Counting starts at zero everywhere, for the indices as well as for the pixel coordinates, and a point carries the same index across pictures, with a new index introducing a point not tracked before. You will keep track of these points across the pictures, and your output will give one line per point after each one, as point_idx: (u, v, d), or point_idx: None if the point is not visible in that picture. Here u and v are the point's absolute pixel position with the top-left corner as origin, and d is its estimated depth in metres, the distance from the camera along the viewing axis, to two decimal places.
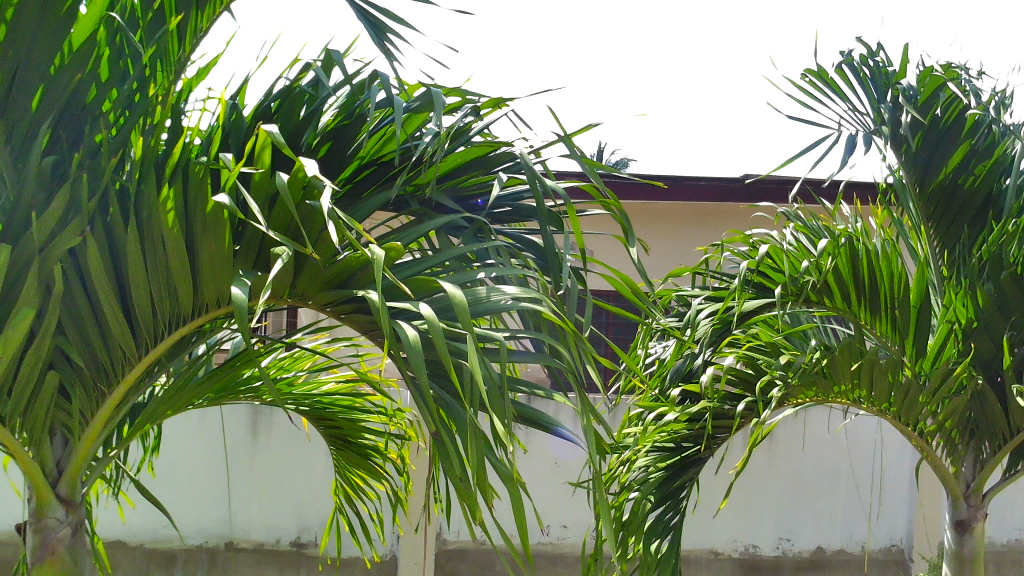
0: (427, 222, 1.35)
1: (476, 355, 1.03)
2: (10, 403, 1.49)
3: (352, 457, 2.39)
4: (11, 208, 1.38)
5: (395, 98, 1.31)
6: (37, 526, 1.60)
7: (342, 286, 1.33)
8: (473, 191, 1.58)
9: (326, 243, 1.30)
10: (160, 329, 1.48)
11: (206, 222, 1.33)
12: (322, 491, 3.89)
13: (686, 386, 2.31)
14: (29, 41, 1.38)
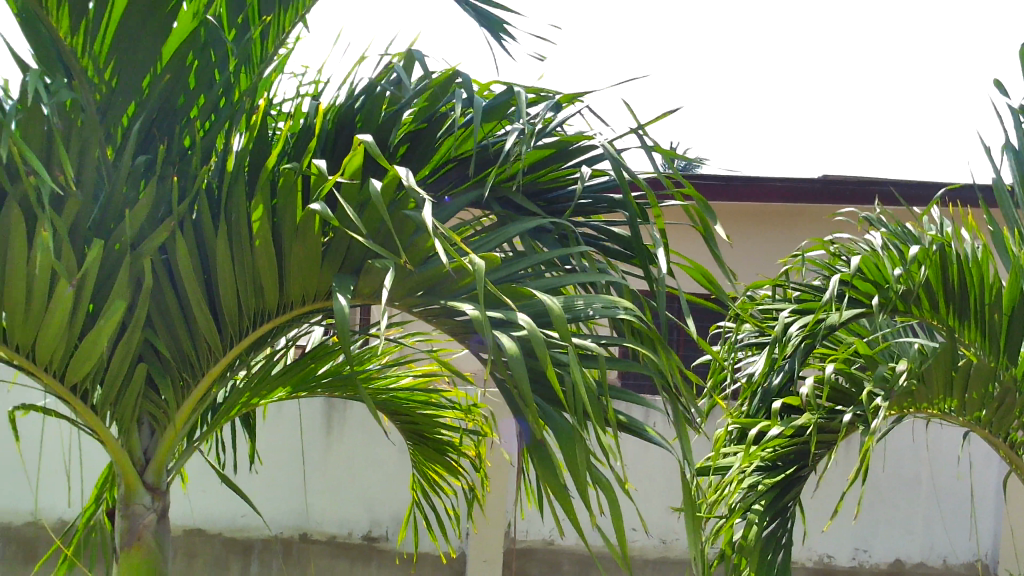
0: (515, 227, 1.35)
1: (578, 366, 1.05)
2: (102, 393, 1.56)
3: (431, 449, 2.43)
4: (105, 206, 1.44)
5: (477, 99, 1.31)
6: (126, 511, 1.67)
7: (432, 292, 1.34)
8: (556, 185, 1.57)
9: (417, 248, 1.31)
10: (244, 326, 1.52)
11: (297, 226, 1.35)
12: (392, 485, 3.94)
13: (788, 399, 2.23)
14: (129, 45, 1.44)
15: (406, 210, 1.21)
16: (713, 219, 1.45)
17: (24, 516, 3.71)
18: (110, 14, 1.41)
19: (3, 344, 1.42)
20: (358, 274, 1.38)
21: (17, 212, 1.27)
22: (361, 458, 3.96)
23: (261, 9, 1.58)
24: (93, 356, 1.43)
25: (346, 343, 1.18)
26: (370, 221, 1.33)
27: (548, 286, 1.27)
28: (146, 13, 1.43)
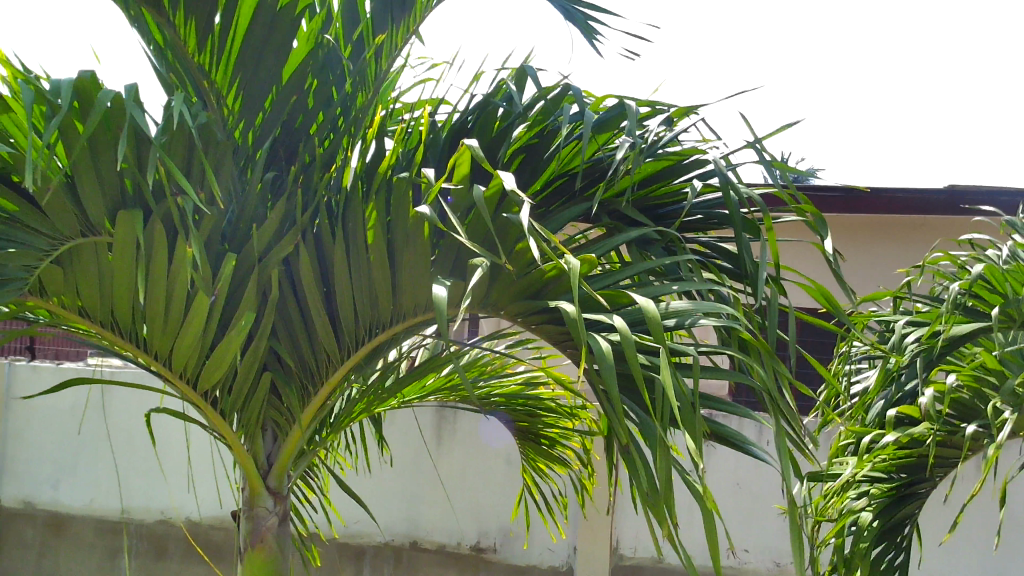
0: (620, 235, 1.34)
1: (669, 370, 1.03)
2: (230, 398, 1.65)
3: (536, 442, 2.45)
4: (236, 222, 1.53)
5: (585, 113, 1.32)
6: (250, 513, 1.75)
7: (535, 296, 1.35)
8: (668, 201, 1.55)
9: (521, 254, 1.32)
10: (361, 336, 1.57)
11: (408, 234, 1.39)
12: (500, 498, 3.95)
13: (903, 408, 2.06)
14: (254, 65, 1.53)
15: (508, 214, 1.22)
16: (826, 234, 1.39)
17: (156, 515, 3.92)
18: (234, 32, 1.48)
19: (145, 351, 1.55)
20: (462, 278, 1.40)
21: (158, 227, 1.36)
22: (470, 470, 4.00)
23: (375, 27, 1.64)
24: (223, 364, 1.54)
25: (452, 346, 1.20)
26: (473, 230, 1.35)
27: (649, 294, 1.25)
28: (266, 31, 1.49)
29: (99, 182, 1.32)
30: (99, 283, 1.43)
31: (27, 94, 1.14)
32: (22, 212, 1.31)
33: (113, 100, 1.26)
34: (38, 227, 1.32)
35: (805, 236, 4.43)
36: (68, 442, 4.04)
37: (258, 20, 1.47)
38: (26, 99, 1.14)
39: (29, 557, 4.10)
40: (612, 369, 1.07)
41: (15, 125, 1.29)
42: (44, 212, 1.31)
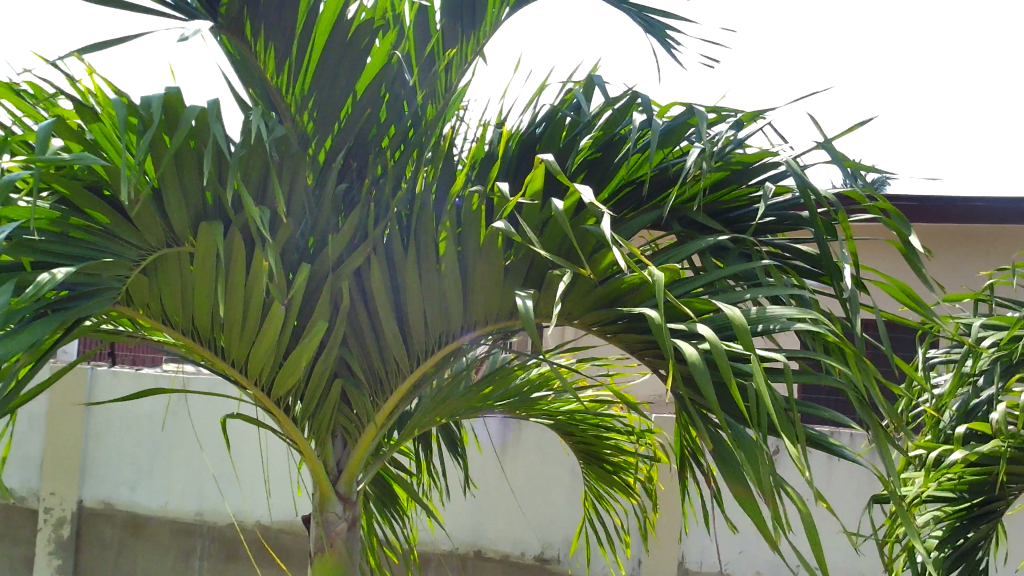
0: (694, 242, 1.33)
1: (762, 376, 1.02)
2: (302, 404, 1.69)
3: (603, 467, 2.42)
4: (309, 233, 1.57)
5: (653, 121, 1.30)
6: (321, 518, 1.78)
7: (614, 302, 1.34)
8: (741, 205, 1.54)
9: (601, 261, 1.32)
10: (432, 345, 1.59)
11: (480, 250, 1.40)
12: (565, 509, 3.91)
13: (974, 423, 1.91)
14: (329, 80, 1.57)
15: (588, 227, 1.21)
16: (908, 229, 1.35)
17: (228, 517, 3.99)
18: (310, 56, 1.54)
19: (223, 359, 1.61)
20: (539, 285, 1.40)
21: (238, 238, 1.40)
22: (534, 480, 3.98)
23: (446, 41, 1.66)
24: (297, 371, 1.57)
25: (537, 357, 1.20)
26: (549, 239, 1.35)
27: (732, 300, 1.24)
28: (341, 51, 1.54)
29: (184, 194, 1.37)
30: (182, 294, 1.48)
31: (119, 109, 1.17)
32: (115, 224, 1.34)
33: (198, 115, 1.31)
34: (129, 239, 1.35)
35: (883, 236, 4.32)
36: (148, 444, 4.17)
37: (333, 41, 1.53)
38: (118, 114, 1.17)
39: (108, 556, 4.23)
40: (703, 376, 1.06)
41: (108, 139, 1.31)
42: (136, 224, 1.35)
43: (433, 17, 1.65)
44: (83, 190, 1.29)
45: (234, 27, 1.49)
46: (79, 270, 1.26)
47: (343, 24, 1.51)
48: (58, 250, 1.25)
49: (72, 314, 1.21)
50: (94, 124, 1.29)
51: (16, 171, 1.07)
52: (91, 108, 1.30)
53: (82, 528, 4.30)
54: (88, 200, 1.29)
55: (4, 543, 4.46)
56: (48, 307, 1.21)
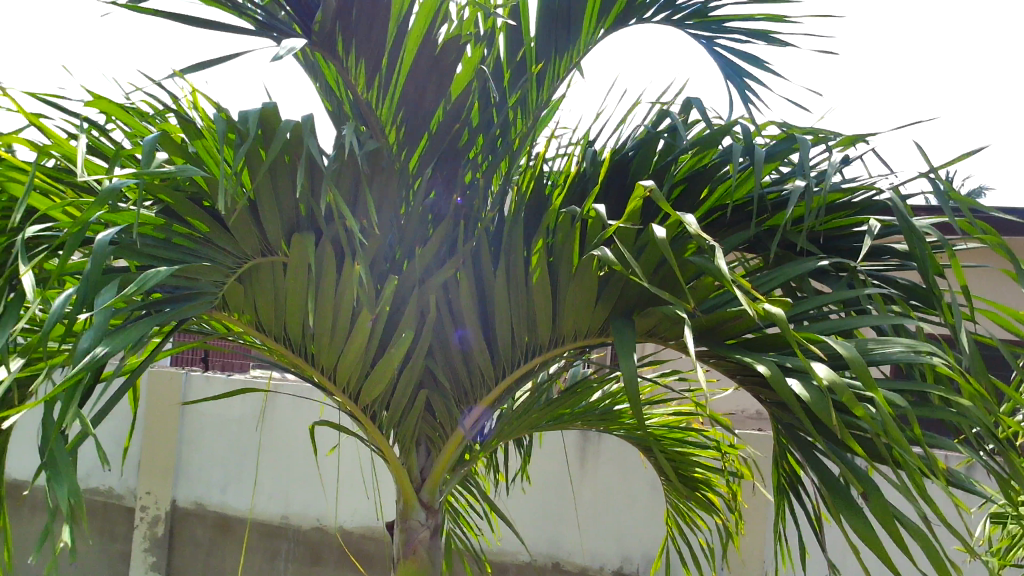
0: (794, 267, 1.31)
1: (884, 406, 1.02)
2: (388, 413, 1.73)
3: (686, 485, 2.33)
4: (398, 245, 1.61)
5: (755, 150, 1.28)
6: (404, 525, 1.82)
7: (709, 335, 1.33)
8: (843, 232, 1.50)
9: (700, 288, 1.35)
10: (518, 357, 1.61)
11: (573, 277, 1.41)
12: (649, 524, 3.80)
13: None
14: (419, 95, 1.60)
15: (696, 260, 1.20)
16: (1019, 260, 1.27)
17: (312, 521, 4.06)
18: (400, 68, 1.55)
19: (313, 365, 1.65)
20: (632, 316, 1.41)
21: (330, 249, 1.44)
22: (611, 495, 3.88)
23: (537, 55, 1.66)
24: (384, 378, 1.61)
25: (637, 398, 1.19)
26: (648, 261, 1.36)
27: (837, 327, 1.21)
28: (431, 67, 1.57)
29: (279, 206, 1.42)
30: (277, 303, 1.53)
31: (218, 123, 1.22)
32: (214, 233, 1.39)
33: (293, 129, 1.34)
34: (226, 247, 1.41)
35: (989, 258, 4.13)
36: (237, 447, 4.30)
37: (423, 56, 1.55)
38: (217, 128, 1.22)
39: (197, 555, 4.35)
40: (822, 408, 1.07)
41: (208, 152, 1.36)
42: (233, 233, 1.40)
43: (526, 34, 1.64)
44: (185, 200, 1.34)
45: (325, 42, 1.47)
46: (177, 273, 1.31)
47: (430, 39, 1.53)
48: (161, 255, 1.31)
49: (184, 313, 1.27)
50: (197, 139, 1.35)
51: (125, 179, 1.13)
52: (195, 124, 1.36)
53: (174, 526, 4.42)
54: (189, 210, 1.36)
55: (102, 540, 4.64)
56: (150, 306, 1.25)
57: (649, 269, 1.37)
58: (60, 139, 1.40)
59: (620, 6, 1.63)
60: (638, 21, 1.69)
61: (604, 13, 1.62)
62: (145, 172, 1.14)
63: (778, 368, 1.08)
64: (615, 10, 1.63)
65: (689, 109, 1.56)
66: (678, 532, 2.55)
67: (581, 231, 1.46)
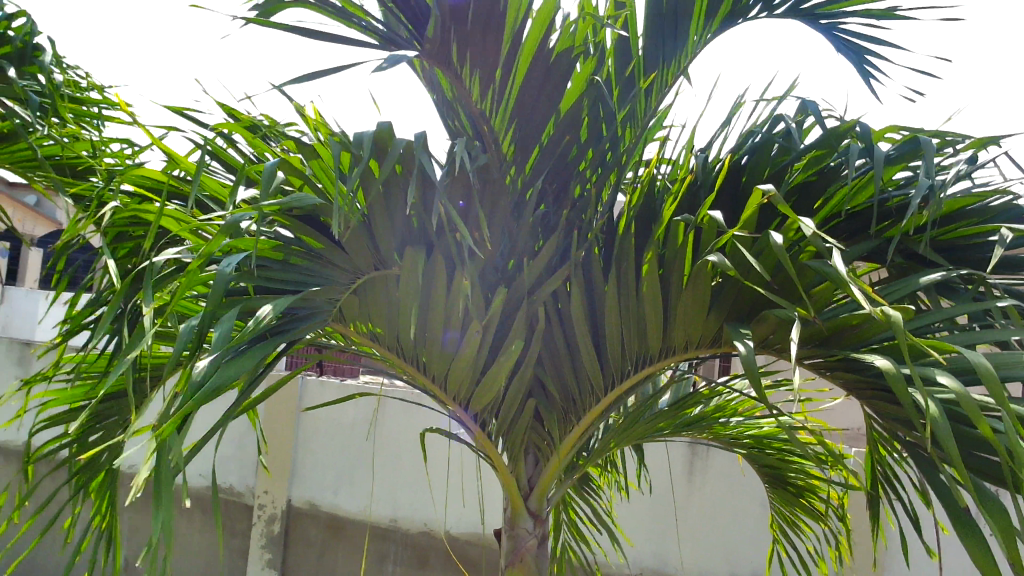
0: (920, 277, 1.25)
1: (1016, 425, 0.97)
2: (498, 421, 1.74)
3: (790, 492, 2.22)
4: (508, 255, 1.62)
5: (877, 152, 1.23)
6: (512, 532, 1.83)
7: (826, 343, 1.29)
8: (974, 243, 1.42)
9: (820, 294, 1.30)
10: (627, 367, 1.59)
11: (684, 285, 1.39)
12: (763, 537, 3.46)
13: None
14: (532, 106, 1.60)
15: (814, 263, 1.16)
16: None
17: (419, 525, 4.05)
18: (514, 76, 1.54)
19: (424, 373, 1.68)
20: (747, 321, 1.38)
21: (441, 259, 1.46)
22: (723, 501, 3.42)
23: (646, 66, 1.64)
24: (494, 387, 1.62)
25: (754, 384, 1.17)
26: (762, 268, 1.31)
27: (966, 341, 1.16)
28: (544, 76, 1.56)
29: (393, 221, 1.44)
30: (389, 312, 1.56)
31: (334, 146, 1.23)
32: (326, 249, 1.43)
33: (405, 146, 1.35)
34: (341, 264, 1.45)
35: None
36: (345, 452, 4.30)
37: (536, 66, 1.54)
38: (332, 150, 1.24)
39: (310, 553, 4.37)
40: (948, 425, 1.02)
41: (323, 172, 1.40)
42: (347, 249, 1.44)
43: (634, 43, 1.64)
44: (295, 219, 1.39)
45: (438, 56, 1.45)
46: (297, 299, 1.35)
47: (544, 49, 1.52)
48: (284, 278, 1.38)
49: (294, 335, 1.29)
50: (314, 158, 1.38)
51: (246, 213, 1.16)
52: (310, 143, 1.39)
53: (290, 525, 4.44)
54: (301, 228, 1.41)
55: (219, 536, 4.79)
56: (268, 333, 1.28)
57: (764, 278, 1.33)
58: (183, 155, 1.47)
59: (726, 9, 1.57)
60: (744, 20, 1.63)
61: (709, 19, 1.58)
62: (265, 203, 1.16)
63: (901, 370, 1.03)
64: (722, 11, 1.57)
65: (807, 113, 1.51)
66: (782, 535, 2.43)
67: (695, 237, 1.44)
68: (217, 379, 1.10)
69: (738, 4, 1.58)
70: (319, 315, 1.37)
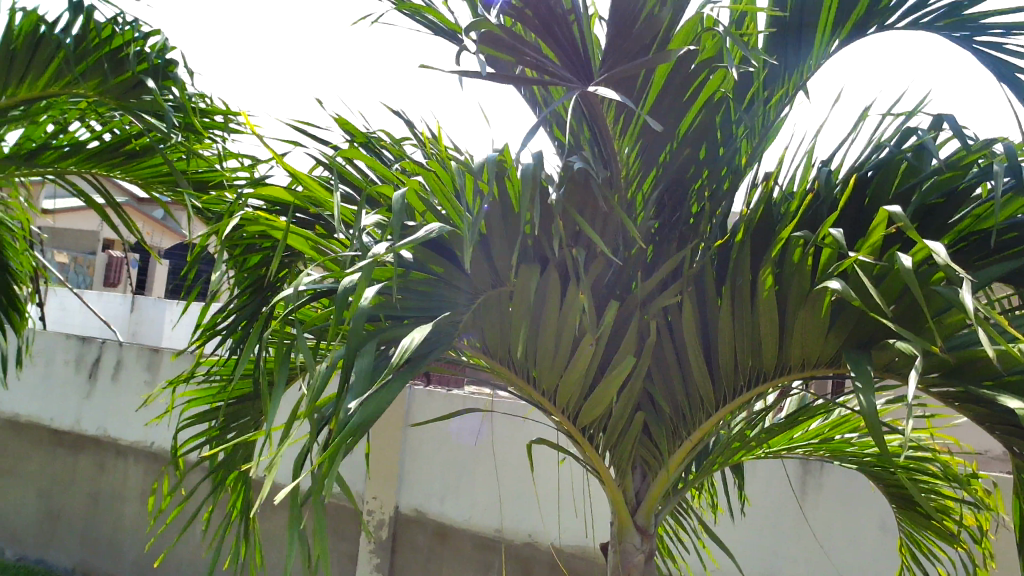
0: None
1: None
2: (606, 435, 1.74)
3: (918, 513, 2.05)
4: (620, 271, 1.62)
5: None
6: (619, 546, 1.82)
7: (956, 375, 1.24)
8: None
9: (948, 325, 1.24)
10: (740, 384, 1.57)
11: (808, 305, 1.36)
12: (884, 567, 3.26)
13: None
14: (658, 123, 1.58)
15: (943, 290, 1.13)
16: None
17: (524, 536, 4.06)
18: (650, 90, 1.55)
19: (533, 387, 1.69)
20: (866, 350, 1.34)
21: (556, 274, 1.47)
22: (844, 520, 3.16)
23: (766, 81, 1.65)
24: (603, 401, 1.61)
25: (877, 432, 1.18)
26: (886, 296, 1.27)
27: None
28: (681, 88, 1.55)
29: (510, 237, 1.48)
30: (501, 328, 1.58)
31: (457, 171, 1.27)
32: (447, 273, 1.47)
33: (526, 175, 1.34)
34: (461, 287, 1.49)
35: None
36: (454, 461, 4.35)
37: (669, 86, 1.54)
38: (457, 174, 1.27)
39: (417, 560, 4.43)
40: None
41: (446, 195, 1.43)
42: (470, 274, 1.48)
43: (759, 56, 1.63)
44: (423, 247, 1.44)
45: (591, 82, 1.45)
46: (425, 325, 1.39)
47: (683, 63, 1.52)
48: (413, 306, 1.44)
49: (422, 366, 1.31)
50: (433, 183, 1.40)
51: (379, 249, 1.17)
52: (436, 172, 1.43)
53: (398, 530, 4.51)
54: (429, 256, 1.45)
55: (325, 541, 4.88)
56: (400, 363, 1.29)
57: (887, 306, 1.28)
58: (307, 175, 1.53)
59: (862, 6, 1.51)
60: (879, 28, 1.56)
61: (840, 18, 1.53)
62: (399, 238, 1.17)
63: None
64: (855, 13, 1.52)
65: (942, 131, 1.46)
66: (913, 559, 2.24)
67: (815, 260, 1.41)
68: (361, 414, 1.16)
69: (878, 4, 1.51)
70: (444, 340, 1.38)
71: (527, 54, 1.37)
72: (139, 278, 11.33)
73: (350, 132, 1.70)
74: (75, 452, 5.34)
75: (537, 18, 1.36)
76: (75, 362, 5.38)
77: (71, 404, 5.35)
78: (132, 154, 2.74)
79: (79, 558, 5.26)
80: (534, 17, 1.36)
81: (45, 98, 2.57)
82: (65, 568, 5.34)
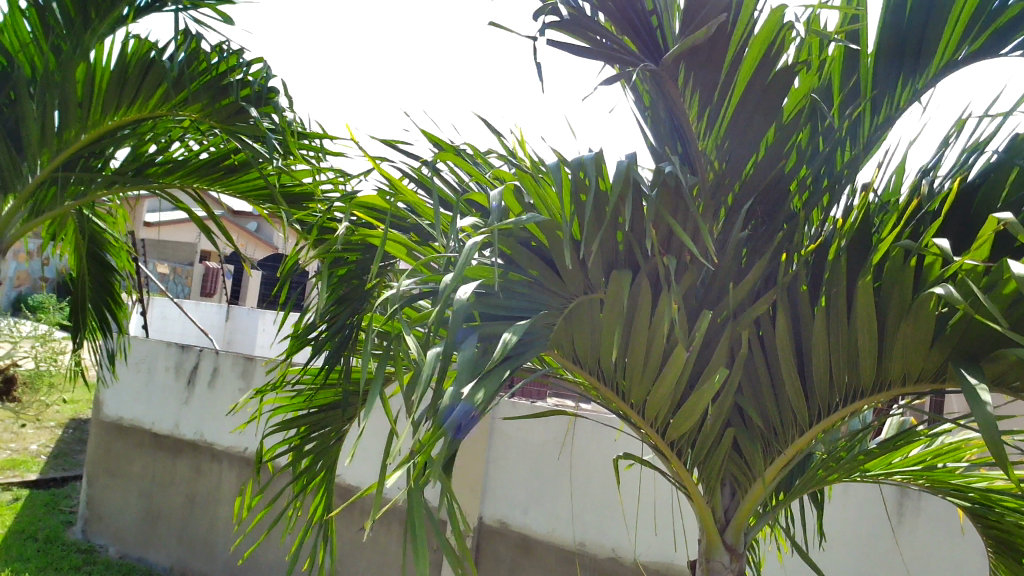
0: None
1: None
2: (694, 451, 1.71)
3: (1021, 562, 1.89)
4: (711, 281, 1.60)
5: None
6: (707, 564, 1.79)
7: None
8: None
9: None
10: (835, 399, 1.52)
11: (910, 315, 1.31)
12: None
13: None
14: (745, 126, 1.57)
15: None
16: None
17: (608, 551, 4.01)
18: (730, 99, 1.55)
19: (622, 399, 1.67)
20: (976, 361, 1.28)
21: (646, 284, 1.46)
22: (947, 548, 3.01)
23: (872, 80, 1.58)
24: (693, 415, 1.58)
25: (997, 448, 1.12)
26: (997, 301, 1.22)
27: None
28: (765, 87, 1.51)
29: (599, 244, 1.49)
30: (591, 340, 1.58)
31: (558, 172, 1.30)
32: (543, 275, 1.49)
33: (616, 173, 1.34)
34: (549, 288, 1.50)
35: None
36: (538, 473, 4.35)
37: (755, 85, 1.52)
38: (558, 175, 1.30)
39: (500, 571, 4.42)
40: None
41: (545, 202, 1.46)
42: (556, 277, 1.49)
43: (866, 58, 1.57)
44: (520, 246, 1.47)
45: (668, 73, 1.51)
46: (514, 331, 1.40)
47: (767, 63, 1.49)
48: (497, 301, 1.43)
49: (519, 362, 1.33)
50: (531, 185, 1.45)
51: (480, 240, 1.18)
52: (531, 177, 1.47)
53: (482, 541, 4.52)
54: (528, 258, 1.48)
55: None
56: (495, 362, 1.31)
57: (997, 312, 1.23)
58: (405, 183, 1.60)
59: (1000, 21, 1.41)
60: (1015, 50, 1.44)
61: (970, 30, 1.43)
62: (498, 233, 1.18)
63: None
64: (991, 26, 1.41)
65: None
66: None
67: (916, 268, 1.37)
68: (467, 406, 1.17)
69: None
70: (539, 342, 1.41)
71: (599, 37, 1.46)
72: (234, 291, 11.69)
73: (435, 145, 1.74)
74: (173, 455, 5.55)
75: (619, 9, 1.45)
76: (175, 369, 5.60)
77: (171, 410, 5.57)
78: (231, 169, 2.87)
79: (177, 557, 5.46)
80: (618, 8, 1.45)
81: (153, 118, 2.71)
82: (164, 568, 5.54)
